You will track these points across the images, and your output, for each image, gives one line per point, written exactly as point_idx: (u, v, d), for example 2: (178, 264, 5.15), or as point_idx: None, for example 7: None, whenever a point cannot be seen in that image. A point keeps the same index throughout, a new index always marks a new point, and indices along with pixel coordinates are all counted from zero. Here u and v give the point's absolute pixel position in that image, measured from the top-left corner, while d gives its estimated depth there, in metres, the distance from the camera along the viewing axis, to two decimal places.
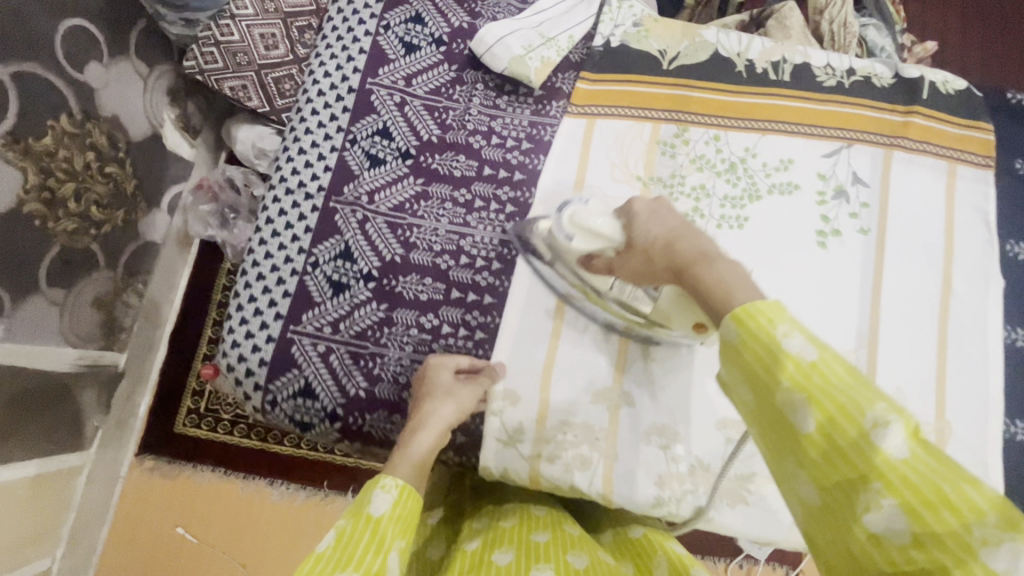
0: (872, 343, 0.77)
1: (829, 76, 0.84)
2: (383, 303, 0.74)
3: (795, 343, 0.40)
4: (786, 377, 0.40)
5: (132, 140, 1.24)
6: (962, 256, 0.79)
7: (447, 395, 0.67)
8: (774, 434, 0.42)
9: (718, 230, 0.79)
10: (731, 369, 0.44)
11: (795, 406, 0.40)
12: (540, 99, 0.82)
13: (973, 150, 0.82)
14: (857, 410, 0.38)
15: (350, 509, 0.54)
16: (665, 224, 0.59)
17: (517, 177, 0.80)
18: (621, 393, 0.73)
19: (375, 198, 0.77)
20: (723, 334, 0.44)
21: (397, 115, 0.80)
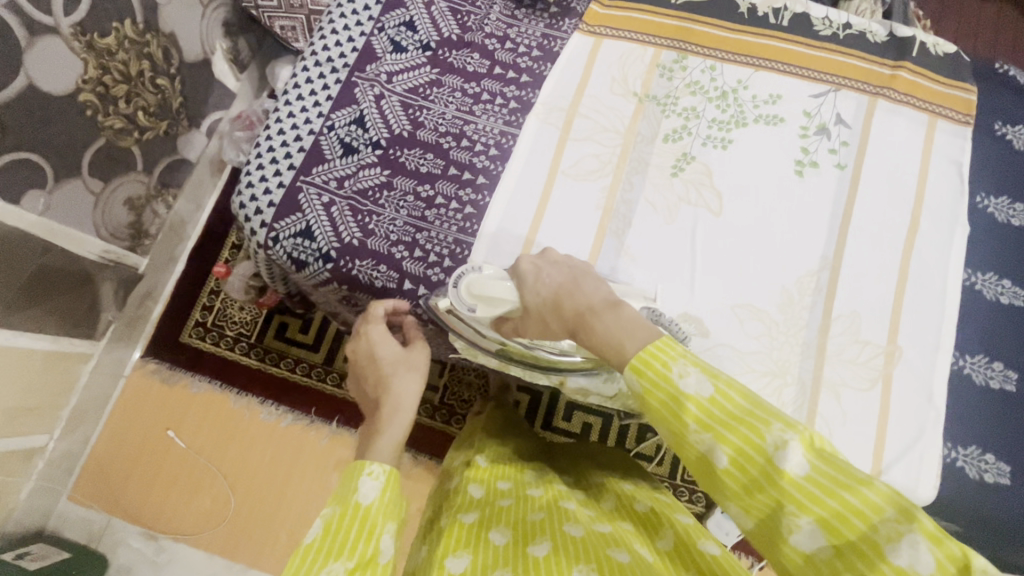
0: (835, 269, 0.81)
1: (826, 27, 0.90)
2: (387, 169, 0.81)
3: (692, 385, 0.46)
4: (692, 419, 0.46)
5: (185, 59, 1.34)
6: (931, 201, 0.83)
7: (401, 365, 0.75)
8: (702, 472, 0.48)
9: (702, 147, 0.85)
10: (650, 415, 0.49)
11: (708, 446, 0.45)
12: (555, 15, 0.90)
13: (955, 107, 0.87)
14: (759, 439, 0.43)
15: (339, 495, 0.54)
16: (553, 280, 0.67)
17: (524, 79, 0.87)
18: None
19: (393, 79, 0.85)
20: (632, 385, 0.50)
21: (424, 12, 0.88)
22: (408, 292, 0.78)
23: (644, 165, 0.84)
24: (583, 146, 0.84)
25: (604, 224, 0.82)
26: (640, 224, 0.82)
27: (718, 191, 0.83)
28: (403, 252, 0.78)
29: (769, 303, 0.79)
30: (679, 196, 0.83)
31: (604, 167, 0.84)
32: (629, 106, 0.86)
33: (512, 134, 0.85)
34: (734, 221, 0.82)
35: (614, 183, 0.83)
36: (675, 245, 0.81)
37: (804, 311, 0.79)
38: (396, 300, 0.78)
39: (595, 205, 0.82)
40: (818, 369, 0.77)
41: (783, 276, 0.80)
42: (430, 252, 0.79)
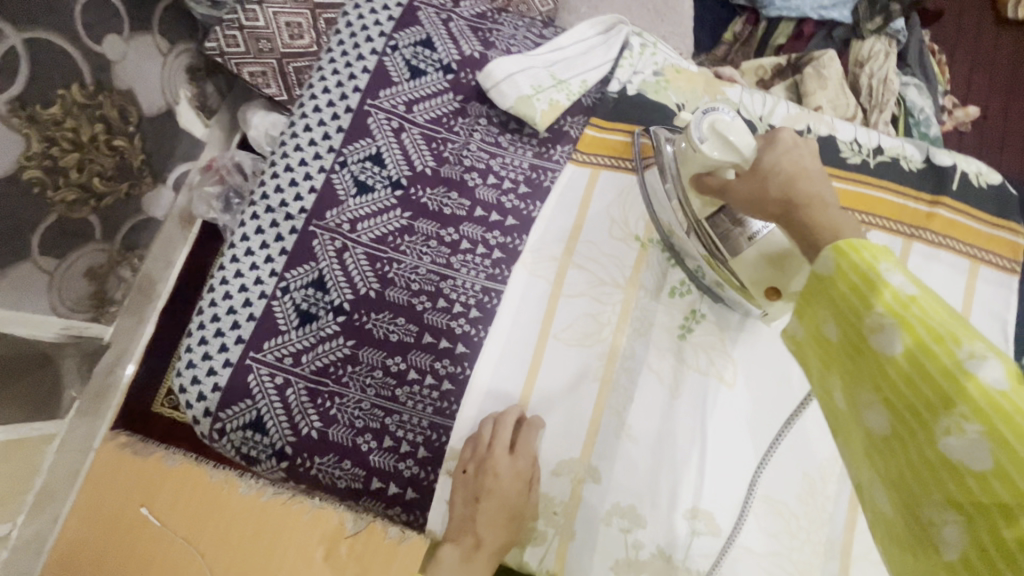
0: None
1: (854, 153, 0.79)
2: (351, 339, 0.71)
3: (897, 277, 0.36)
4: (880, 304, 0.35)
5: (145, 115, 1.18)
6: None
7: (509, 500, 0.67)
8: (854, 364, 0.38)
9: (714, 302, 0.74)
10: (817, 305, 0.40)
11: (881, 331, 0.35)
12: (545, 141, 0.78)
13: (999, 252, 0.76)
14: (955, 337, 0.32)
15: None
16: (806, 163, 0.49)
17: (509, 222, 0.75)
18: (587, 468, 0.69)
19: (357, 227, 0.73)
20: (817, 266, 0.40)
21: (394, 141, 0.76)
22: (376, 491, 0.67)
23: (647, 325, 0.73)
24: (578, 303, 0.73)
25: (604, 399, 0.71)
26: (644, 398, 0.71)
27: (732, 357, 0.73)
28: (371, 442, 0.68)
29: (788, 494, 0.69)
30: (687, 361, 0.73)
31: (603, 328, 0.73)
32: (630, 252, 0.75)
33: (496, 290, 0.73)
34: (748, 391, 0.72)
35: (615, 347, 0.73)
36: (682, 422, 0.71)
37: (828, 502, 0.69)
38: (363, 500, 0.68)
39: (593, 375, 0.72)
40: (844, 571, 0.67)
41: (806, 460, 0.70)
42: (402, 440, 0.69)
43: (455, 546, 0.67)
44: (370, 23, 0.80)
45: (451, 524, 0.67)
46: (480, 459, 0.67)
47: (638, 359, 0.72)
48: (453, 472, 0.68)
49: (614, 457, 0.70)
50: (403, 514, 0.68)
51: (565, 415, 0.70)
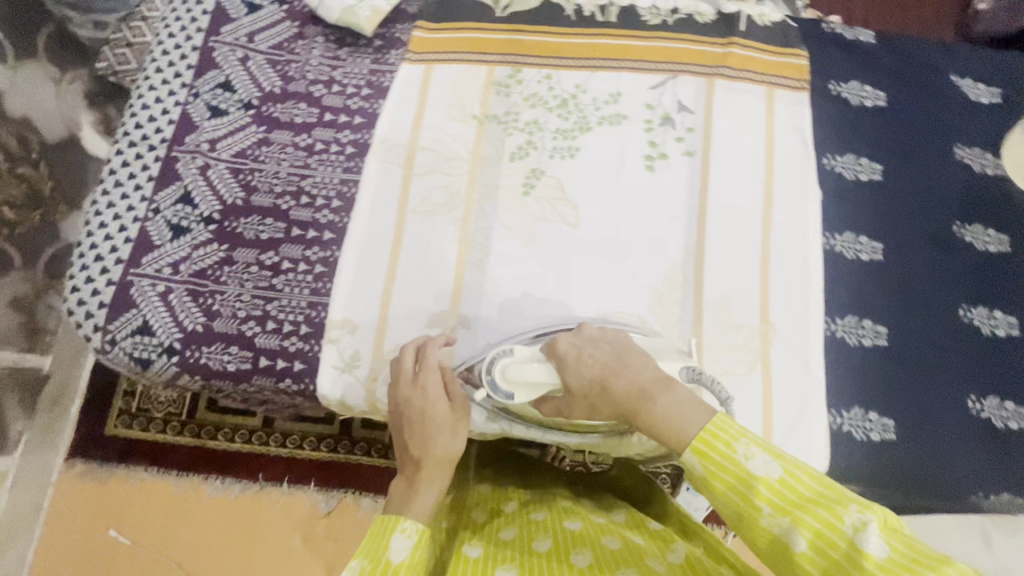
0: (699, 257, 0.81)
1: (654, 16, 0.89)
2: (224, 243, 0.77)
3: (762, 466, 0.49)
4: (764, 502, 0.48)
5: (47, 141, 1.23)
6: (781, 171, 0.84)
7: (438, 413, 0.66)
8: (769, 552, 0.49)
9: (550, 159, 0.83)
10: (711, 499, 0.52)
11: (787, 532, 0.47)
12: (380, 48, 0.86)
13: (789, 75, 0.87)
14: (838, 520, 0.45)
15: (367, 544, 0.55)
16: (599, 358, 0.63)
17: (356, 121, 0.83)
18: (457, 317, 0.77)
19: (216, 146, 0.81)
20: (690, 466, 0.52)
21: (241, 70, 0.84)
22: (266, 369, 0.73)
23: (494, 190, 0.81)
24: (428, 180, 0.81)
25: (463, 257, 0.79)
26: (500, 251, 0.79)
27: (572, 202, 0.81)
28: (255, 328, 0.74)
29: (641, 307, 0.78)
30: (534, 214, 0.81)
31: (454, 198, 0.81)
32: (470, 129, 0.84)
33: (352, 181, 0.81)
34: (591, 228, 0.81)
35: (468, 211, 0.81)
36: (535, 266, 0.79)
37: (675, 307, 0.79)
38: (255, 380, 0.73)
39: (451, 238, 0.79)
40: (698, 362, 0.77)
41: (650, 276, 0.80)
42: (283, 321, 0.75)
43: (400, 479, 0.64)
44: None
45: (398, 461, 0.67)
46: (395, 397, 0.69)
47: (489, 217, 0.80)
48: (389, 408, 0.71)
49: (479, 303, 0.77)
50: (294, 386, 0.74)
51: (432, 275, 0.78)
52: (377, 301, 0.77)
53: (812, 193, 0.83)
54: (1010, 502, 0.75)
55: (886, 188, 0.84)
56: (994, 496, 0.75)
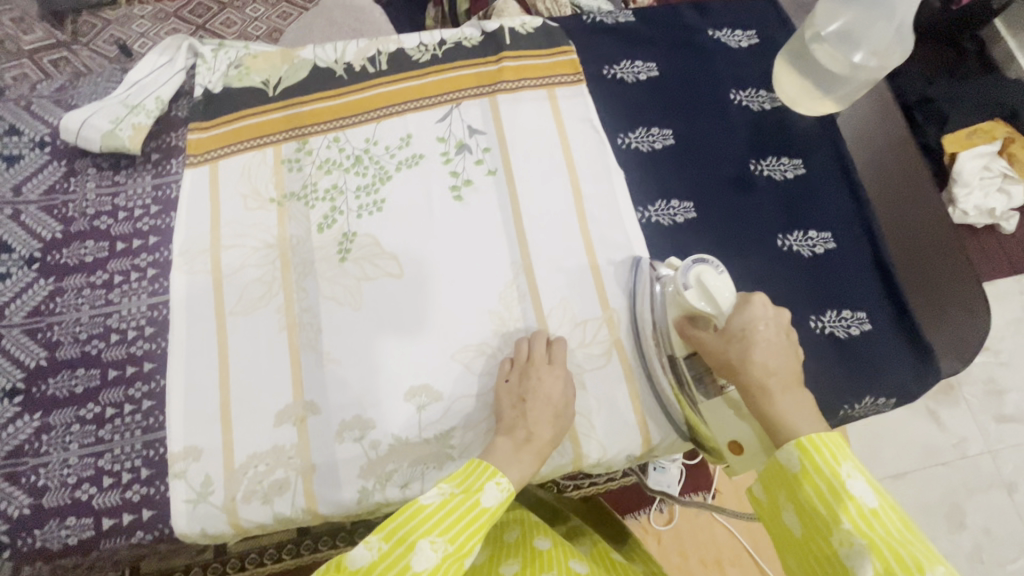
0: (527, 267, 0.81)
1: (423, 53, 0.91)
2: (36, 411, 0.72)
3: (860, 486, 0.51)
4: (848, 518, 0.49)
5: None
6: (583, 161, 0.86)
7: (554, 398, 0.72)
8: (831, 567, 0.50)
9: (358, 219, 0.82)
10: (789, 495, 0.55)
11: (855, 550, 0.48)
12: (159, 161, 0.84)
13: (564, 71, 0.90)
14: (916, 565, 0.45)
15: (463, 477, 0.64)
16: (768, 336, 0.62)
17: (151, 241, 0.80)
18: (305, 405, 0.74)
19: (4, 313, 0.76)
20: (786, 458, 0.55)
21: (14, 227, 0.80)
22: (113, 529, 0.68)
23: (310, 265, 0.80)
24: (240, 277, 0.79)
25: (295, 341, 0.77)
26: (331, 324, 0.77)
27: (392, 253, 0.81)
28: (90, 489, 0.69)
29: (485, 334, 0.78)
30: (356, 277, 0.80)
31: (271, 287, 0.79)
32: (270, 213, 0.82)
33: (162, 302, 0.78)
34: (416, 273, 0.80)
35: (288, 295, 0.79)
36: (371, 327, 0.78)
37: (518, 323, 0.79)
38: (105, 544, 0.68)
39: (278, 327, 0.77)
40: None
41: (485, 301, 0.80)
42: (120, 472, 0.70)
43: (507, 439, 0.69)
44: None
45: (503, 422, 0.71)
46: (522, 370, 0.73)
47: (311, 293, 0.79)
48: (496, 383, 0.75)
49: (324, 384, 0.75)
50: (149, 535, 0.69)
51: (267, 371, 0.75)
52: (216, 416, 0.73)
53: (614, 174, 0.85)
54: (874, 402, 0.78)
55: (681, 149, 0.88)
56: (859, 403, 0.78)
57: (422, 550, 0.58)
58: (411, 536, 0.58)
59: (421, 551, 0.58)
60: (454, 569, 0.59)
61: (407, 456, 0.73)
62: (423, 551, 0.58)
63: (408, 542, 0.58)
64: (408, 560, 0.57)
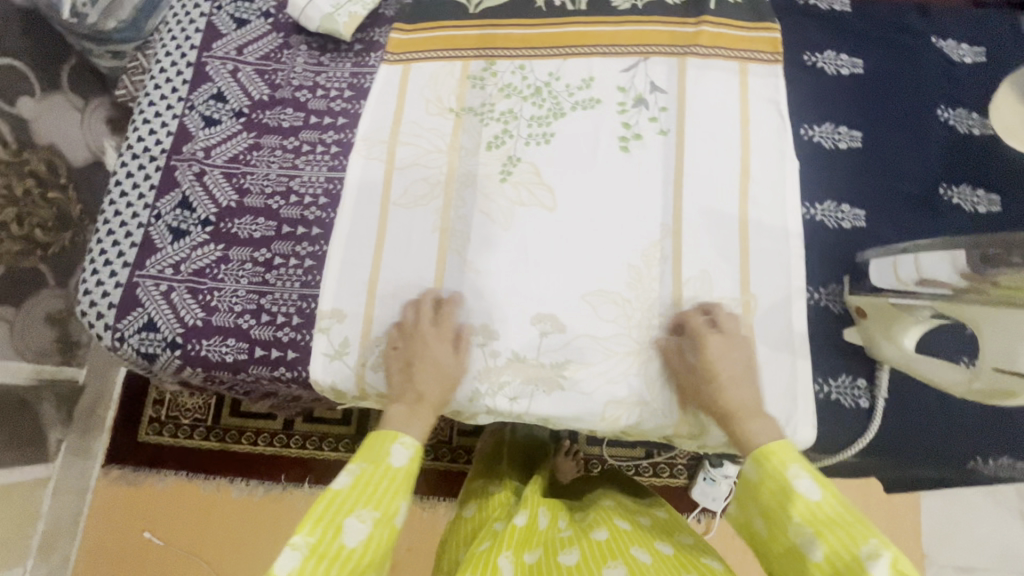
0: (676, 232, 0.81)
1: (623, 1, 0.91)
2: (220, 243, 0.82)
3: (802, 482, 0.58)
4: (796, 513, 0.56)
5: (75, 166, 1.23)
6: (758, 142, 0.84)
7: (442, 365, 0.74)
8: (789, 555, 0.57)
9: (525, 147, 0.85)
10: (755, 506, 0.61)
11: (807, 540, 0.55)
12: (360, 52, 0.91)
13: (764, 49, 0.87)
14: (855, 544, 0.52)
15: (366, 454, 0.63)
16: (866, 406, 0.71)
17: (340, 122, 0.88)
18: (441, 301, 0.80)
19: (211, 153, 0.85)
20: (748, 470, 0.62)
21: (232, 81, 0.89)
22: (262, 359, 0.77)
23: (473, 178, 0.84)
24: (409, 173, 0.85)
25: (444, 244, 0.82)
26: (479, 237, 0.82)
27: (549, 187, 0.83)
28: (250, 320, 0.79)
29: (619, 284, 0.80)
30: (512, 200, 0.83)
31: (434, 189, 0.84)
32: (448, 122, 0.87)
33: (338, 178, 0.85)
34: (569, 211, 0.83)
35: (446, 201, 0.84)
36: (513, 249, 0.81)
37: (654, 283, 0.80)
38: (253, 369, 0.77)
39: (432, 227, 0.82)
40: (679, 337, 0.77)
41: (628, 254, 0.81)
42: (277, 313, 0.79)
43: (401, 406, 0.71)
44: None
45: (394, 390, 0.74)
46: (407, 335, 0.76)
47: (467, 204, 0.83)
48: (384, 351, 0.77)
49: (462, 287, 0.80)
50: (289, 373, 0.78)
51: (413, 263, 0.81)
52: (360, 290, 0.80)
53: (785, 165, 0.83)
54: (1009, 465, 0.73)
55: (866, 153, 0.83)
56: (994, 460, 0.73)
57: (352, 530, 0.57)
58: (336, 517, 0.57)
59: (350, 528, 0.57)
60: (388, 535, 0.59)
61: (521, 373, 0.77)
62: (352, 526, 0.57)
63: (336, 523, 0.57)
64: (339, 542, 0.56)
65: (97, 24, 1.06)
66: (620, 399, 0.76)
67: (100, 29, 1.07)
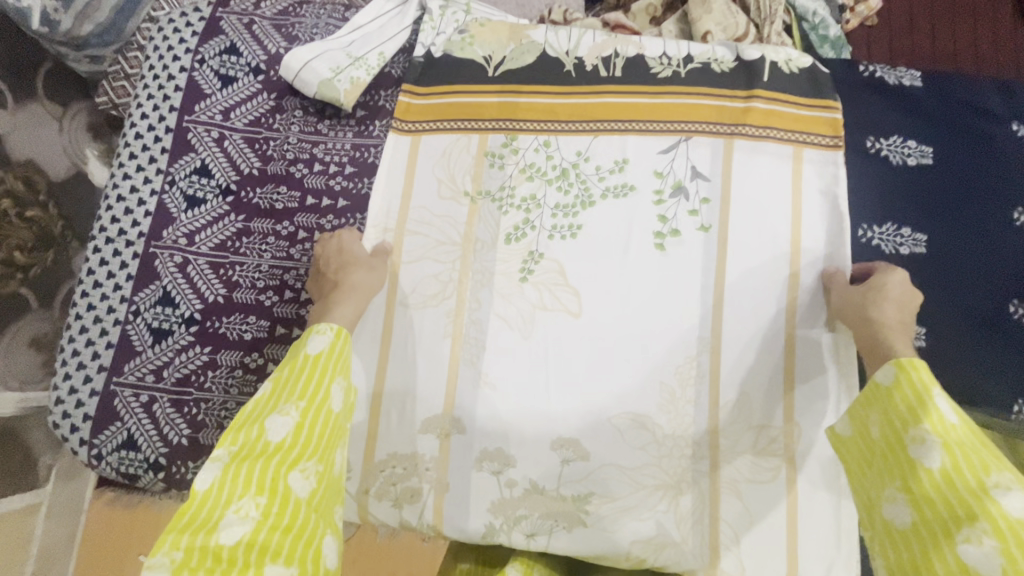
0: (716, 348, 0.72)
1: (663, 66, 0.80)
2: (206, 345, 0.73)
3: (943, 403, 0.47)
4: (928, 422, 0.46)
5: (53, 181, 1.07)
6: (811, 244, 0.74)
7: (348, 243, 0.73)
8: (894, 463, 0.47)
9: (549, 240, 0.76)
10: (881, 410, 0.50)
11: (926, 446, 0.45)
12: (362, 120, 0.80)
13: (825, 132, 0.76)
14: (984, 468, 0.42)
15: (285, 356, 0.56)
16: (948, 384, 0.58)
17: (340, 204, 0.78)
18: (451, 420, 0.72)
19: (194, 240, 0.76)
20: (880, 376, 0.52)
21: (217, 152, 0.78)
22: None
23: (489, 275, 0.75)
24: (416, 269, 0.75)
25: (457, 352, 0.74)
26: (495, 345, 0.73)
27: (573, 288, 0.74)
28: None
29: (649, 406, 0.71)
30: (533, 303, 0.74)
31: (445, 287, 0.75)
32: (462, 209, 0.77)
33: None
34: (596, 319, 0.73)
35: (459, 300, 0.75)
36: (533, 359, 0.73)
37: (688, 407, 0.71)
38: None
39: (445, 333, 0.74)
40: (713, 471, 0.70)
41: (659, 370, 0.72)
42: None
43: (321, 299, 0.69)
44: (175, 41, 0.82)
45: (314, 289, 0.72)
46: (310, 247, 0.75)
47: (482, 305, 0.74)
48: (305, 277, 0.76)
49: (475, 405, 0.72)
50: None
51: (422, 374, 0.73)
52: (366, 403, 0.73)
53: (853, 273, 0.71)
54: None
55: (932, 262, 0.74)
56: None
57: (274, 423, 0.50)
58: (258, 416, 0.51)
59: (296, 481, 0.48)
60: (320, 425, 0.52)
61: (539, 507, 0.70)
62: (297, 476, 0.48)
63: (280, 479, 0.47)
64: (284, 484, 0.47)
65: (71, 30, 0.92)
66: (648, 539, 0.69)
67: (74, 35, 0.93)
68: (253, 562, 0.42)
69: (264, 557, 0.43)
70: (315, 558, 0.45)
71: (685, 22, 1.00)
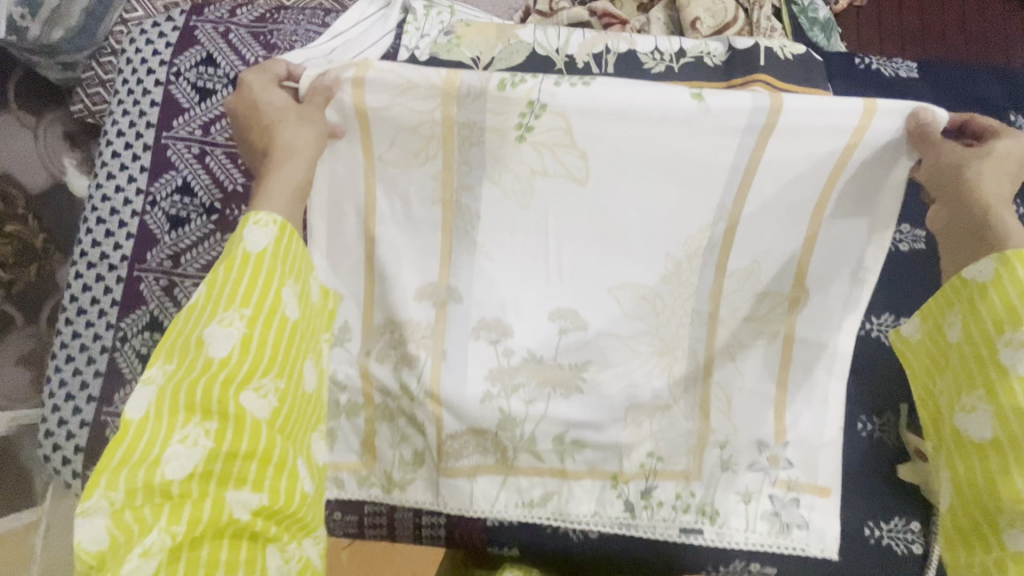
0: (735, 217, 0.64)
1: (656, 62, 0.78)
2: None
3: None
4: (1023, 327, 0.49)
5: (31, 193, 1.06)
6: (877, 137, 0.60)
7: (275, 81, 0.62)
8: (972, 364, 0.53)
9: (556, 88, 0.61)
10: (963, 309, 0.54)
11: (1018, 357, 0.49)
12: None
13: None
14: None
15: (222, 253, 0.50)
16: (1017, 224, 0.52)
17: None
18: (448, 289, 0.68)
19: (180, 261, 0.74)
20: (977, 271, 0.53)
21: (199, 169, 0.76)
22: None
23: (478, 135, 0.62)
24: (387, 119, 0.62)
25: (448, 221, 0.66)
26: (490, 219, 0.66)
27: (580, 150, 0.62)
28: None
29: (653, 277, 0.66)
30: (531, 166, 0.64)
31: (428, 144, 0.63)
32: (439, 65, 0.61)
33: None
34: (600, 184, 0.64)
35: (446, 163, 0.64)
36: (531, 235, 0.66)
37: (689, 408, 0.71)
38: None
39: (431, 198, 0.65)
40: (712, 344, 0.68)
41: (667, 240, 0.65)
42: None
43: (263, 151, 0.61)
44: (148, 54, 0.79)
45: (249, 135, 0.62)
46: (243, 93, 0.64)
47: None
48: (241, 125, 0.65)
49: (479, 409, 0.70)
50: None
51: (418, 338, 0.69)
52: (362, 268, 0.69)
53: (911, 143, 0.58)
54: None
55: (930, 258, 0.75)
56: None
57: (216, 337, 0.47)
58: (195, 332, 0.48)
59: (250, 403, 0.47)
60: (271, 336, 0.49)
61: (538, 375, 0.69)
62: (251, 399, 0.47)
63: (230, 403, 0.46)
64: (236, 408, 0.46)
65: (40, 37, 0.90)
66: (642, 404, 0.69)
67: (43, 41, 0.91)
68: (212, 491, 0.45)
69: (226, 485, 0.45)
70: (289, 480, 0.49)
71: (674, 8, 0.98)
